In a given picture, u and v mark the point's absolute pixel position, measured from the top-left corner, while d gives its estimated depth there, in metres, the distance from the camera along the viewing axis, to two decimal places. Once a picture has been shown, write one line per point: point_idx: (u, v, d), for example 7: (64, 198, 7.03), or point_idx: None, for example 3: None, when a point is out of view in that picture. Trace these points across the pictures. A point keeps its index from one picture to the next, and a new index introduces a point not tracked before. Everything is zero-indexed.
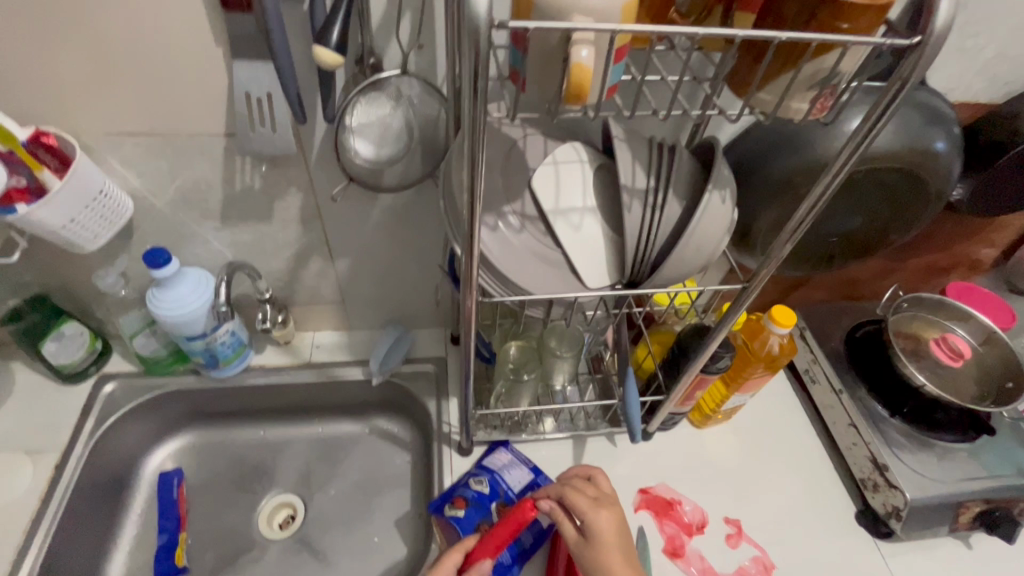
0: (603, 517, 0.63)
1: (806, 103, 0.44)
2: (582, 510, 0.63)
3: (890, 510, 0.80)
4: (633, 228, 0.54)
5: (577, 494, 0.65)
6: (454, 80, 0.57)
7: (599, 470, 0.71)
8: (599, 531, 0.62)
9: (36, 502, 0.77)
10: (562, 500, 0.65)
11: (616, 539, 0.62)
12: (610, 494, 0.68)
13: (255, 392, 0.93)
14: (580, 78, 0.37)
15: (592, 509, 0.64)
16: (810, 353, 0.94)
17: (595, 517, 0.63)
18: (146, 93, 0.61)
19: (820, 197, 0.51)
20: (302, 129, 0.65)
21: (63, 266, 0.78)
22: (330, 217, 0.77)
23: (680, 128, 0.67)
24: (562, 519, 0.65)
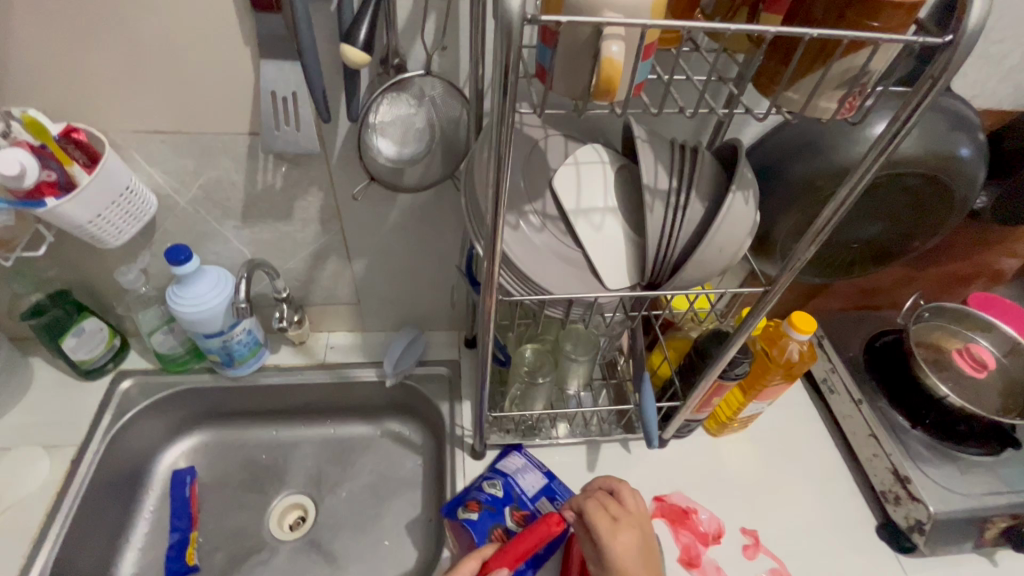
0: (623, 541, 0.62)
1: (834, 103, 0.43)
2: (601, 532, 0.62)
3: (912, 523, 0.78)
4: (656, 228, 0.53)
5: (598, 513, 0.63)
6: (477, 80, 0.58)
7: (624, 484, 0.68)
8: (618, 556, 0.61)
9: (53, 495, 0.77)
10: (583, 518, 0.64)
11: (633, 564, 0.61)
12: (633, 513, 0.65)
13: (269, 392, 0.94)
14: (610, 72, 0.37)
15: (611, 531, 0.62)
16: (828, 363, 0.93)
17: (616, 542, 0.62)
18: (174, 92, 0.62)
19: (847, 198, 0.51)
20: (325, 128, 0.66)
21: (86, 262, 0.79)
22: (349, 217, 0.78)
23: (701, 131, 0.67)
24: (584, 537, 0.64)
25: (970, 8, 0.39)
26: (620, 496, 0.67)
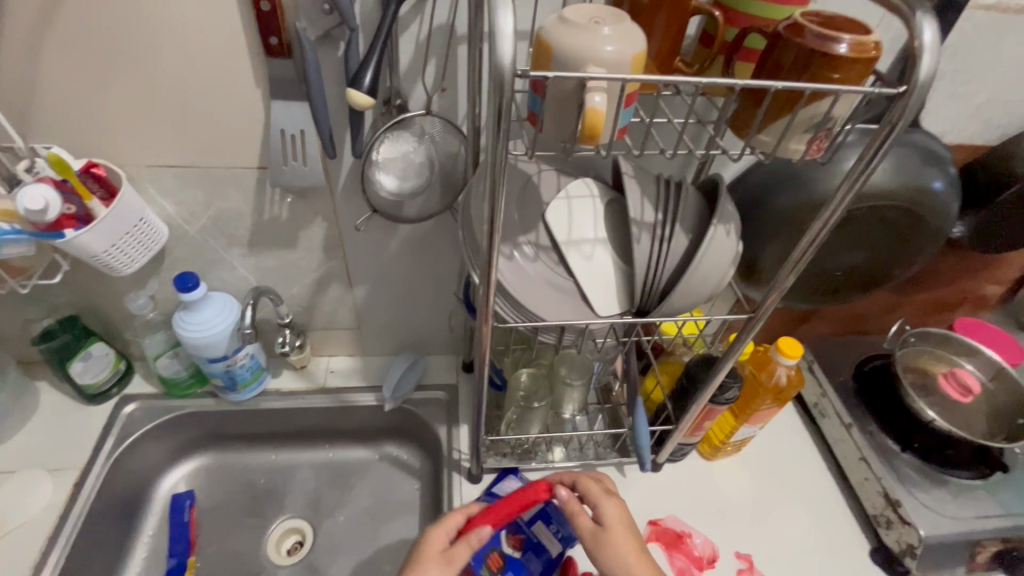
0: (615, 505, 0.65)
1: (803, 144, 0.47)
2: (595, 495, 0.66)
3: (905, 547, 0.79)
4: (643, 258, 0.56)
5: (592, 481, 0.68)
6: (474, 120, 0.61)
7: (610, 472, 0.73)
8: (611, 517, 0.64)
9: (54, 518, 0.78)
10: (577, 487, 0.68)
11: (625, 526, 0.64)
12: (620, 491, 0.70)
13: (270, 416, 0.95)
14: (594, 120, 0.40)
15: (604, 495, 0.66)
16: (819, 387, 0.95)
17: (608, 503, 0.65)
18: (189, 129, 0.66)
19: (822, 229, 0.54)
20: (331, 163, 0.69)
21: (97, 289, 0.82)
22: (351, 246, 0.81)
23: (687, 165, 0.71)
24: (576, 508, 0.65)
25: (921, 61, 0.43)
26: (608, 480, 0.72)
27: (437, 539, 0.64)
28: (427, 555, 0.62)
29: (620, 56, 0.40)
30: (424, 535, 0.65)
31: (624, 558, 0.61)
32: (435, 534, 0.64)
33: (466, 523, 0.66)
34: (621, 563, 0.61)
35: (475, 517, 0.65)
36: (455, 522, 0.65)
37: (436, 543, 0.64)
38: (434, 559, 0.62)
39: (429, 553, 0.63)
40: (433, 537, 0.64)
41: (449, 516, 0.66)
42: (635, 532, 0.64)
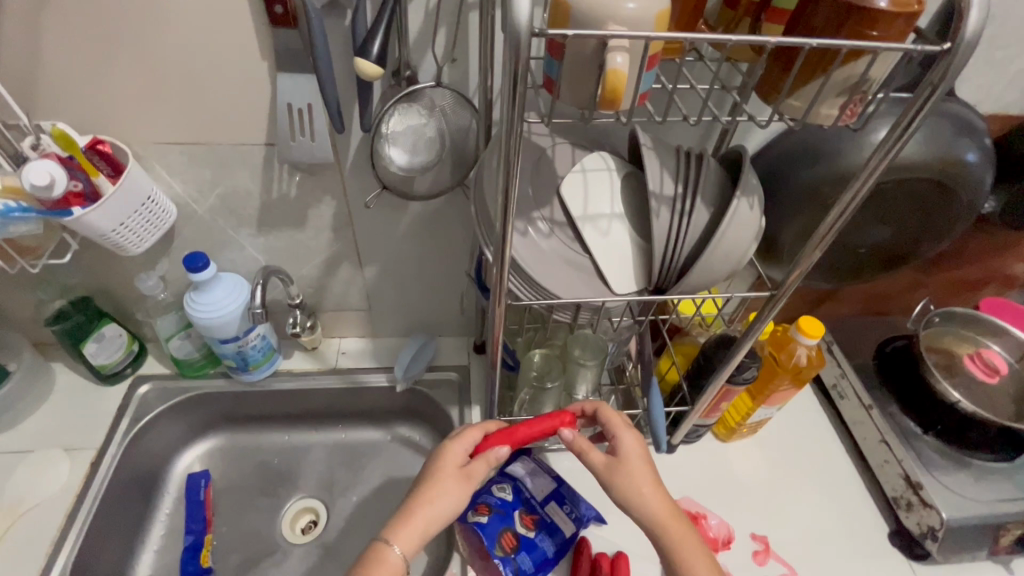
0: (635, 436, 0.64)
1: (836, 109, 0.44)
2: (615, 425, 0.64)
3: (925, 530, 0.78)
4: (662, 234, 0.54)
5: (613, 411, 0.66)
6: (486, 91, 0.59)
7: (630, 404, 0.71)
8: (630, 448, 0.62)
9: (73, 497, 0.79)
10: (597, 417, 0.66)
11: (643, 458, 0.62)
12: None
13: (282, 397, 0.95)
14: (615, 83, 0.38)
15: (624, 426, 0.64)
16: (838, 368, 0.93)
17: (628, 434, 0.63)
18: (194, 105, 0.65)
19: (852, 201, 0.51)
20: (340, 138, 0.68)
21: (108, 270, 0.82)
22: (361, 224, 0.80)
23: (706, 137, 0.68)
24: (587, 445, 0.63)
25: (968, 16, 0.40)
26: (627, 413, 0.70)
27: (454, 454, 0.63)
28: (443, 470, 0.62)
29: (645, 12, 0.38)
30: (441, 447, 0.64)
31: (639, 491, 0.60)
32: (452, 449, 0.63)
33: (483, 440, 0.65)
34: (636, 496, 0.60)
35: (492, 437, 0.64)
36: (473, 437, 0.64)
37: (453, 458, 0.63)
38: (451, 473, 0.61)
39: (445, 468, 0.62)
40: (450, 451, 0.63)
41: (466, 432, 0.65)
42: (652, 464, 0.62)
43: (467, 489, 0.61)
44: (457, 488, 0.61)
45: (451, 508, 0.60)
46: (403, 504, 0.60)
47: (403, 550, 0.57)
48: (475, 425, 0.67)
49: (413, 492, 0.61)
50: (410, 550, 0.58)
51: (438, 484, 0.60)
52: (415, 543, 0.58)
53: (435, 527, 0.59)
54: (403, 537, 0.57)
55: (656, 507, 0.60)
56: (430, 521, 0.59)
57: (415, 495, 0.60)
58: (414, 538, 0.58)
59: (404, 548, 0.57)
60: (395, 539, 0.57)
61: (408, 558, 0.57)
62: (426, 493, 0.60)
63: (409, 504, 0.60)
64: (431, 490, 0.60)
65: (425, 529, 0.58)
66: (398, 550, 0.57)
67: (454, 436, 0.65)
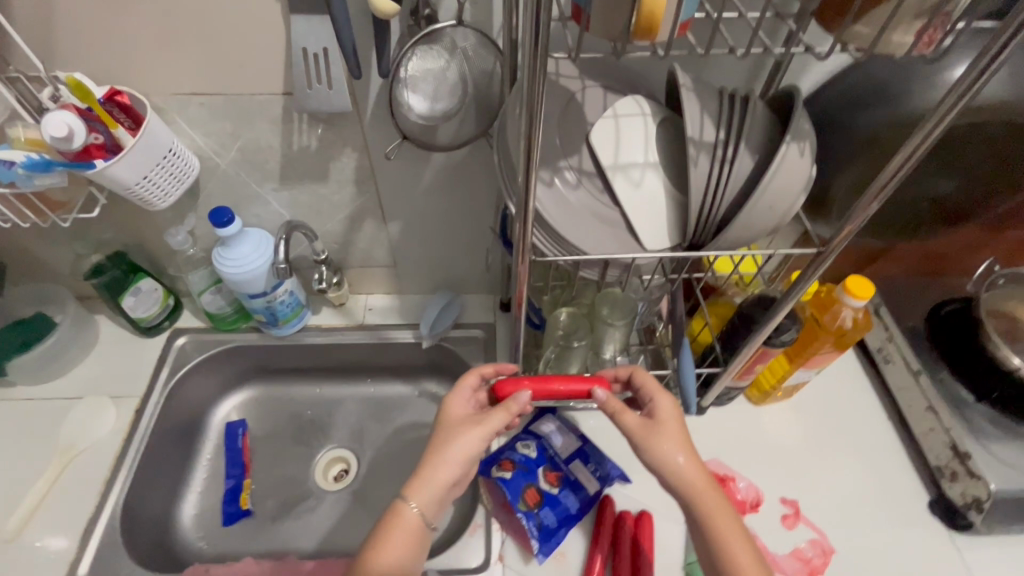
0: (669, 400, 0.63)
1: (910, 36, 0.39)
2: (651, 389, 0.63)
3: (970, 501, 0.74)
4: (699, 185, 0.50)
5: (648, 376, 0.65)
6: (510, 30, 0.55)
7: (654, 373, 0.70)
8: (667, 410, 0.61)
9: (120, 441, 0.84)
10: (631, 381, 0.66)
11: (678, 422, 0.61)
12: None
13: (312, 351, 0.97)
14: (652, 8, 0.34)
15: (660, 391, 0.63)
16: (885, 331, 0.87)
17: (663, 397, 0.62)
18: (208, 53, 0.62)
19: (920, 146, 0.45)
20: (357, 85, 0.65)
21: (140, 225, 0.83)
22: (383, 178, 0.77)
23: (754, 77, 0.62)
24: (620, 406, 0.61)
25: None
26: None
27: (461, 407, 0.64)
28: (451, 421, 0.62)
29: None
30: (447, 401, 0.64)
31: (676, 454, 0.58)
32: (457, 401, 0.64)
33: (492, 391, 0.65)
34: (672, 459, 0.58)
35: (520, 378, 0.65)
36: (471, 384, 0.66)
37: (460, 409, 0.63)
38: (457, 422, 0.61)
39: (453, 420, 0.62)
40: (454, 403, 0.64)
41: (468, 380, 0.66)
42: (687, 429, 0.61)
43: (474, 431, 0.59)
44: (463, 432, 0.59)
45: (462, 453, 0.58)
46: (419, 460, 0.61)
47: (419, 504, 0.56)
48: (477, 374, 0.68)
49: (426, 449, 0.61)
50: (423, 502, 0.56)
51: (445, 434, 0.60)
52: (428, 494, 0.56)
53: (447, 477, 0.57)
54: (415, 488, 0.57)
55: (694, 470, 0.58)
56: (440, 470, 0.57)
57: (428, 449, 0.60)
58: (425, 488, 0.56)
59: (418, 502, 0.56)
60: (409, 494, 0.57)
61: (422, 509, 0.56)
62: (435, 444, 0.60)
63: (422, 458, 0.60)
64: (439, 440, 0.60)
65: (437, 478, 0.57)
66: (414, 506, 0.56)
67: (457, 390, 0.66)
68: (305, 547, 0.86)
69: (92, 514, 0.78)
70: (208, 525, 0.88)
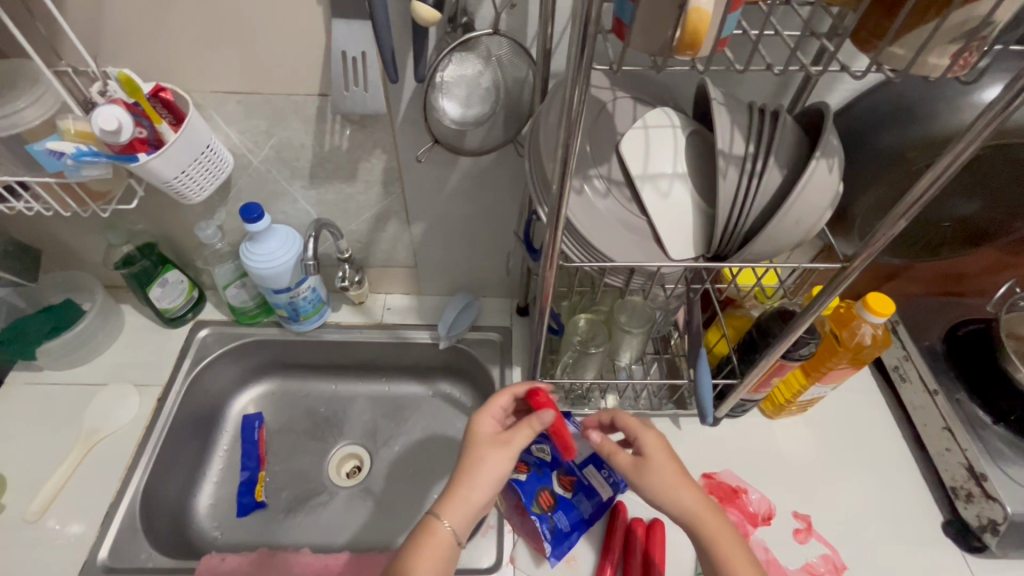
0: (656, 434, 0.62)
1: (946, 59, 0.39)
2: (633, 426, 0.63)
3: (985, 523, 0.74)
4: (727, 197, 0.51)
5: (627, 416, 0.65)
6: (545, 41, 0.56)
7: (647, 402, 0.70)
8: (654, 446, 0.61)
9: (143, 428, 0.86)
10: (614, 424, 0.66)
11: (668, 456, 0.60)
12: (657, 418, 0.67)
13: (330, 348, 0.98)
14: (697, 24, 0.35)
15: (642, 427, 0.63)
16: (902, 350, 0.88)
17: (648, 432, 0.62)
18: (250, 54, 0.64)
19: (948, 167, 0.46)
20: (392, 89, 0.66)
21: (171, 217, 0.85)
22: (409, 179, 0.79)
23: (781, 93, 0.63)
24: (613, 447, 0.62)
25: None
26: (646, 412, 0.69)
27: (487, 425, 0.62)
28: (479, 439, 0.61)
29: None
30: (473, 419, 0.63)
31: (670, 492, 0.58)
32: (483, 420, 0.63)
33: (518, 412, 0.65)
34: (667, 495, 0.58)
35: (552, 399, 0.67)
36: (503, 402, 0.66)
37: (488, 427, 0.62)
38: (486, 441, 0.60)
39: (480, 438, 0.61)
40: (481, 422, 0.62)
41: (494, 399, 0.66)
42: (679, 462, 0.60)
43: (502, 452, 0.59)
44: (493, 454, 0.59)
45: (492, 475, 0.58)
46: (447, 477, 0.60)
47: (452, 523, 0.55)
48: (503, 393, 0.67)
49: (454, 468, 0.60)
50: (454, 520, 0.55)
51: (474, 453, 0.59)
52: (460, 513, 0.56)
53: (480, 498, 0.57)
54: (447, 506, 0.56)
55: (690, 503, 0.57)
56: (473, 490, 0.57)
57: (456, 467, 0.59)
58: (458, 507, 0.56)
59: (451, 520, 0.55)
60: (442, 513, 0.56)
61: (453, 527, 0.55)
62: (465, 462, 0.59)
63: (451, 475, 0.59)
64: (468, 459, 0.59)
65: (469, 499, 0.56)
66: (447, 524, 0.55)
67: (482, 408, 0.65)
68: (317, 541, 0.87)
69: (113, 498, 0.80)
70: (223, 515, 0.90)
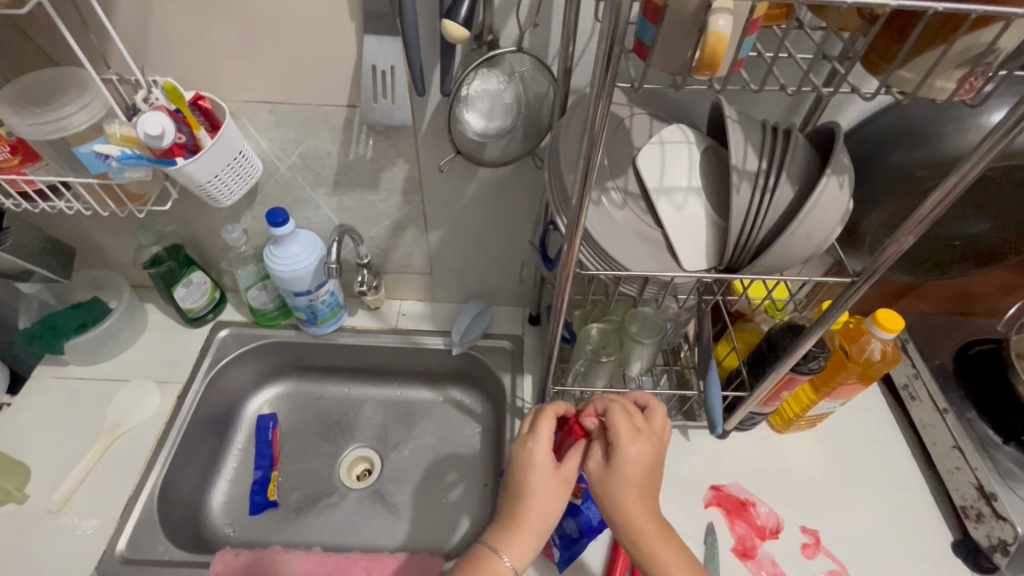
0: (638, 448, 0.57)
1: (952, 83, 0.41)
2: (617, 434, 0.57)
3: (995, 543, 0.73)
4: (740, 210, 0.53)
5: (620, 417, 0.59)
6: (566, 60, 0.59)
7: (658, 404, 0.64)
8: (628, 465, 0.56)
9: (163, 423, 0.88)
10: (604, 417, 0.61)
11: (639, 474, 0.57)
12: (658, 431, 0.61)
13: (345, 351, 1.00)
14: (716, 46, 0.36)
15: (628, 437, 0.57)
16: (912, 368, 0.88)
17: (629, 447, 0.57)
18: (284, 66, 0.67)
19: (956, 185, 0.47)
20: (418, 101, 0.69)
21: (199, 219, 0.88)
22: (429, 188, 0.81)
23: (793, 112, 0.65)
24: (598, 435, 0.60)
25: None
26: (650, 412, 0.63)
27: (541, 454, 0.59)
28: (530, 471, 0.58)
29: None
30: (524, 446, 0.60)
31: (622, 509, 0.56)
32: (537, 448, 0.59)
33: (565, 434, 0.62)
34: (617, 510, 0.56)
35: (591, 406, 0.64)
36: (548, 429, 0.61)
37: (542, 456, 0.59)
38: (546, 478, 0.59)
39: (534, 469, 0.59)
40: (536, 450, 0.59)
41: (540, 424, 0.61)
42: (649, 480, 0.57)
43: (563, 492, 0.59)
44: (557, 495, 0.59)
45: (547, 511, 0.58)
46: (507, 510, 0.59)
47: (513, 562, 0.56)
48: (548, 412, 0.63)
49: (509, 498, 0.59)
50: (520, 563, 0.57)
51: (537, 492, 0.58)
52: (526, 555, 0.57)
53: (542, 536, 0.58)
54: (514, 551, 0.56)
55: (638, 524, 0.56)
56: (539, 534, 0.57)
57: (517, 503, 0.58)
58: (525, 552, 0.57)
59: (512, 556, 0.56)
60: (505, 550, 0.56)
61: (518, 568, 0.57)
62: (529, 503, 0.58)
63: (510, 513, 0.58)
64: (531, 499, 0.58)
65: (530, 538, 0.57)
66: (506, 560, 0.56)
67: (533, 432, 0.61)
68: (327, 541, 0.88)
69: (131, 492, 0.82)
70: (236, 512, 0.91)
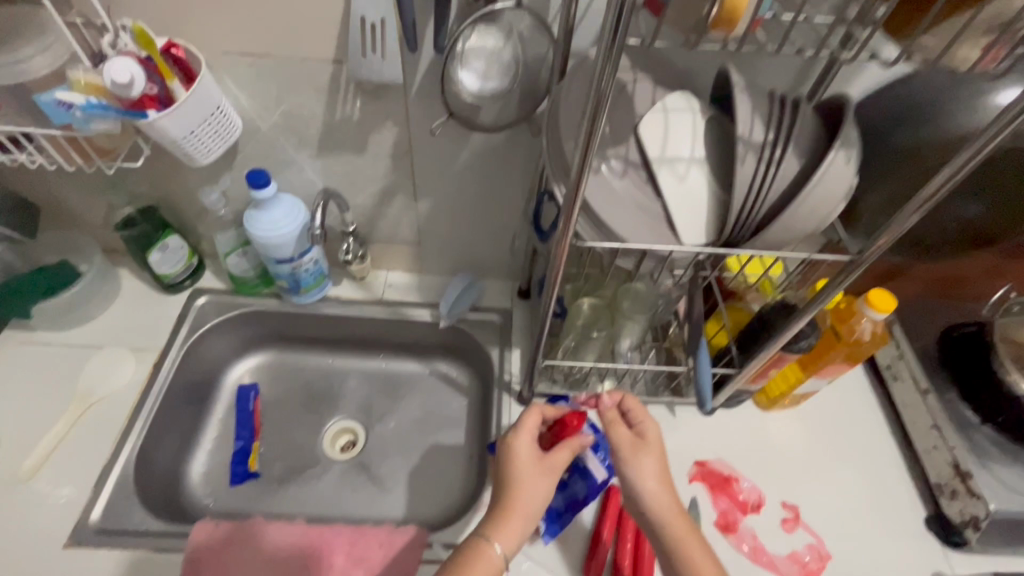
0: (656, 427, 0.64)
1: (975, 51, 0.42)
2: (641, 412, 0.64)
3: (967, 519, 0.75)
4: (743, 183, 0.51)
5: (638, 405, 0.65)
6: (568, 20, 0.56)
7: None
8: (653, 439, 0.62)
9: (138, 392, 0.85)
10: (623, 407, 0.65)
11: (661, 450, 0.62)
12: None
13: (330, 322, 0.98)
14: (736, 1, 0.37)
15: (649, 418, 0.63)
16: (896, 349, 0.89)
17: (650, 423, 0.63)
18: (265, 15, 0.63)
19: (967, 161, 0.46)
20: (409, 58, 0.65)
21: (174, 179, 0.84)
22: (420, 152, 0.78)
23: (800, 81, 0.63)
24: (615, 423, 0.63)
25: None
26: None
27: (526, 446, 0.60)
28: (517, 462, 0.60)
29: None
30: (509, 439, 0.61)
31: (654, 483, 0.59)
32: (520, 441, 0.61)
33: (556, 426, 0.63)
34: (656, 484, 0.59)
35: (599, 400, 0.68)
36: (534, 425, 0.62)
37: (526, 449, 0.60)
38: (535, 467, 0.60)
39: (519, 460, 0.60)
40: (519, 444, 0.60)
41: (527, 418, 0.62)
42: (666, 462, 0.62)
43: (549, 479, 0.60)
44: (545, 481, 0.59)
45: (537, 497, 0.59)
46: (495, 501, 0.59)
47: (504, 549, 0.56)
48: (534, 407, 0.64)
49: (498, 490, 0.59)
50: (510, 550, 0.56)
51: (525, 481, 0.59)
52: (516, 542, 0.57)
53: (531, 523, 0.58)
54: (504, 537, 0.56)
55: (665, 502, 0.59)
56: (530, 519, 0.58)
57: (505, 492, 0.58)
58: (516, 538, 0.57)
59: (503, 544, 0.56)
60: (496, 536, 0.56)
61: (509, 556, 0.56)
62: (518, 491, 0.58)
63: (499, 502, 0.58)
64: (519, 487, 0.58)
65: (522, 524, 0.57)
66: (499, 546, 0.56)
67: (516, 426, 0.62)
68: (309, 512, 0.87)
69: (106, 461, 0.79)
70: (215, 483, 0.90)
